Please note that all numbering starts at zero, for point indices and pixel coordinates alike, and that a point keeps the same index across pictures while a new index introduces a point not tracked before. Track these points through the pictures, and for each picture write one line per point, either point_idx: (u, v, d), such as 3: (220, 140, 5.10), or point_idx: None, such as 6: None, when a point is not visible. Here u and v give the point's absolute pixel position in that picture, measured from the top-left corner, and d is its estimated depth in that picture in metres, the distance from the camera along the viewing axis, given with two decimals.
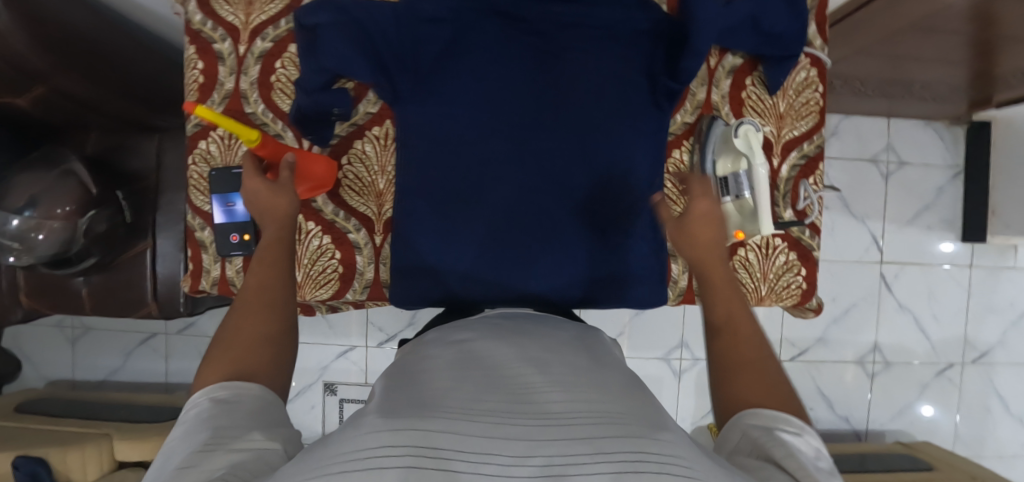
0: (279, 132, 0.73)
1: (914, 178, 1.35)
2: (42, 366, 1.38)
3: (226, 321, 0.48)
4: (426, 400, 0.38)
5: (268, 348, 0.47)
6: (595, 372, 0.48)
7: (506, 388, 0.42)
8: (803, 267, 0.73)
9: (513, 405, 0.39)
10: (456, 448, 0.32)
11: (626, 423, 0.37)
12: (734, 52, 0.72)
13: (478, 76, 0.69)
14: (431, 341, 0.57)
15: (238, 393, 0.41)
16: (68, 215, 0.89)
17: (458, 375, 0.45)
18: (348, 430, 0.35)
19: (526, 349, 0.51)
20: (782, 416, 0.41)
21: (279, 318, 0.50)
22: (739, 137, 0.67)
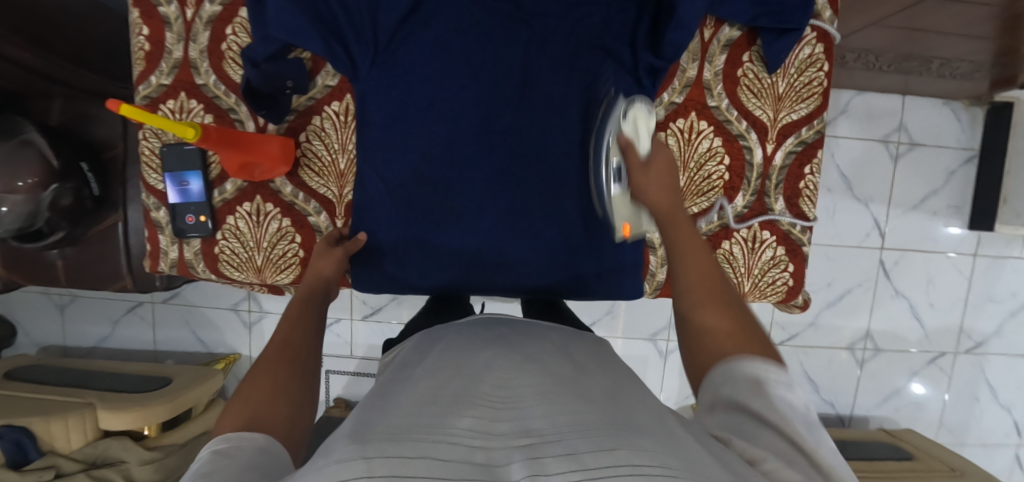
0: (233, 106, 0.68)
1: (925, 159, 1.27)
2: (33, 331, 1.39)
3: (249, 372, 0.46)
4: (395, 427, 0.38)
5: (284, 401, 0.44)
6: (572, 383, 0.48)
7: (476, 407, 0.42)
8: (790, 262, 0.69)
9: (483, 426, 0.39)
10: (432, 472, 0.31)
11: (603, 437, 0.36)
12: (731, 23, 0.64)
13: (440, 48, 0.64)
14: (415, 356, 0.57)
15: (241, 444, 0.38)
16: (32, 188, 0.85)
17: (424, 394, 0.45)
18: (318, 459, 0.34)
19: (513, 361, 0.52)
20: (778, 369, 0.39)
21: (303, 370, 0.48)
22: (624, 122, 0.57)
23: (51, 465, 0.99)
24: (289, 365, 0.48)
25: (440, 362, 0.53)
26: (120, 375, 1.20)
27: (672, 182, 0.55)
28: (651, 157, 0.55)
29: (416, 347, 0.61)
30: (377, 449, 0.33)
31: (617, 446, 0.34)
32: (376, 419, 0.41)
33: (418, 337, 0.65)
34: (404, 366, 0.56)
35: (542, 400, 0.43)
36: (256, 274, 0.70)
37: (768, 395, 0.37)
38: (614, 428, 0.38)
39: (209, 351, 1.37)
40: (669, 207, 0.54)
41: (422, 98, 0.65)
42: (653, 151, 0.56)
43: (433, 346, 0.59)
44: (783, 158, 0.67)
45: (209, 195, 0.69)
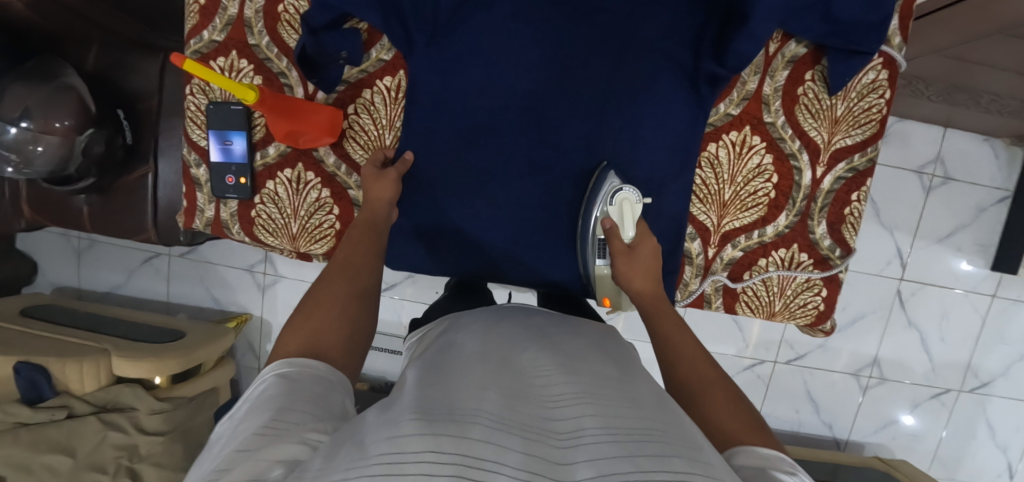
0: (283, 70, 0.67)
1: (956, 194, 1.26)
2: (49, 271, 1.41)
3: (312, 288, 0.53)
4: (459, 408, 0.37)
5: (342, 322, 0.49)
6: (620, 383, 0.45)
7: (532, 400, 0.41)
8: (824, 287, 0.68)
9: (535, 416, 0.38)
10: (498, 458, 0.31)
11: (650, 444, 0.35)
12: (798, 39, 0.63)
13: (500, 33, 0.63)
14: (462, 334, 0.56)
15: (303, 370, 0.42)
16: (66, 131, 0.85)
17: (481, 375, 0.44)
18: (385, 428, 0.34)
19: (560, 354, 0.50)
20: (778, 458, 0.38)
21: (359, 294, 0.53)
22: (608, 205, 0.60)
23: (65, 405, 1.01)
24: (352, 288, 0.53)
25: (489, 345, 0.51)
26: (135, 323, 1.21)
27: (654, 276, 0.58)
28: (632, 245, 0.59)
29: (455, 328, 0.59)
30: (443, 427, 0.33)
31: (668, 456, 0.34)
32: (435, 397, 0.40)
33: (452, 317, 0.63)
34: (448, 345, 0.55)
35: (582, 394, 0.41)
36: (290, 242, 0.70)
37: (773, 477, 0.35)
38: (653, 438, 0.35)
39: (222, 308, 1.38)
40: (652, 301, 0.55)
41: (476, 82, 0.64)
42: (638, 238, 0.59)
43: (478, 327, 0.57)
44: (831, 182, 0.67)
45: (251, 157, 0.68)
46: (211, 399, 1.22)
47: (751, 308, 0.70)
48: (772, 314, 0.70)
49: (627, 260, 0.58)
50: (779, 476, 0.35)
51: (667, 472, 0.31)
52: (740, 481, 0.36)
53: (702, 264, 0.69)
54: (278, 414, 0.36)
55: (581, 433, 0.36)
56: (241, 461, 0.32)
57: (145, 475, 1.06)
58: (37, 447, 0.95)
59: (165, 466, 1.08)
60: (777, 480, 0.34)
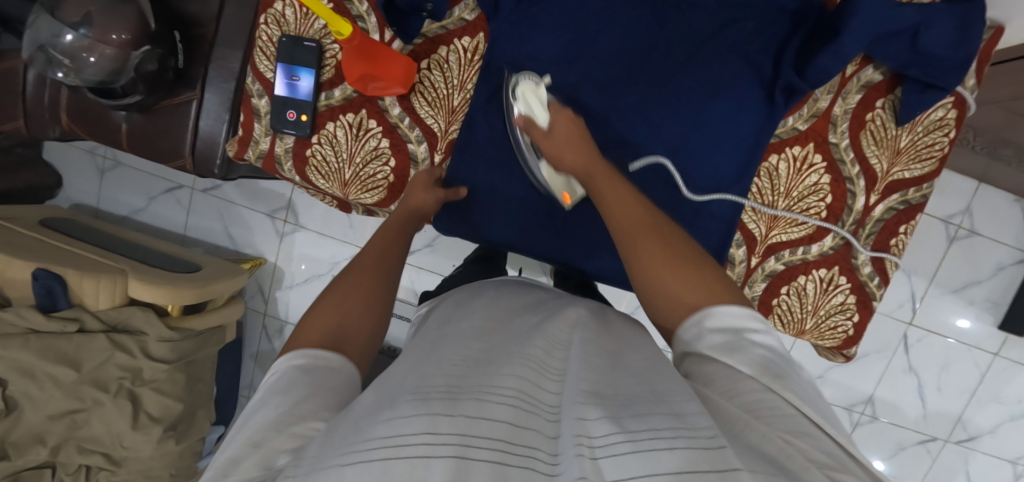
0: (362, 14, 0.66)
1: (979, 249, 1.28)
2: (70, 187, 1.41)
3: (337, 276, 0.54)
4: (452, 383, 0.37)
5: (368, 319, 0.50)
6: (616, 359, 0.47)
7: (525, 365, 0.40)
8: (857, 313, 0.69)
9: (530, 387, 0.38)
10: (489, 437, 0.31)
11: (642, 405, 0.35)
12: (877, 65, 0.64)
13: (584, 13, 0.64)
14: (457, 314, 0.55)
15: (318, 360, 0.44)
16: (123, 44, 0.85)
17: (471, 353, 0.44)
18: (380, 412, 0.33)
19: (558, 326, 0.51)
20: (748, 319, 0.43)
21: (385, 287, 0.53)
22: (517, 101, 0.61)
23: (76, 318, 1.00)
24: (379, 282, 0.53)
25: (484, 323, 0.51)
26: (150, 250, 1.21)
27: (585, 144, 0.56)
28: (551, 126, 0.58)
29: (453, 307, 0.59)
30: (440, 406, 0.33)
31: (660, 414, 0.33)
32: (430, 371, 0.40)
33: (450, 299, 0.63)
34: (444, 321, 0.54)
35: (587, 367, 0.41)
36: (340, 187, 0.71)
37: (746, 348, 0.41)
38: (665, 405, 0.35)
39: (237, 249, 1.38)
40: (590, 166, 0.54)
41: (554, 57, 0.65)
42: (553, 119, 0.58)
43: (475, 304, 0.57)
44: (882, 211, 0.67)
45: (316, 96, 0.68)
46: (219, 336, 1.21)
47: (782, 322, 0.71)
48: (801, 332, 0.72)
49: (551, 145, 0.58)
50: (752, 341, 0.42)
51: (655, 430, 0.31)
52: (708, 348, 0.42)
53: (744, 270, 0.70)
54: (291, 408, 0.37)
55: (571, 398, 0.36)
56: (255, 454, 0.34)
57: (144, 400, 1.07)
58: (45, 355, 0.95)
59: (166, 394, 1.08)
60: (751, 352, 0.41)
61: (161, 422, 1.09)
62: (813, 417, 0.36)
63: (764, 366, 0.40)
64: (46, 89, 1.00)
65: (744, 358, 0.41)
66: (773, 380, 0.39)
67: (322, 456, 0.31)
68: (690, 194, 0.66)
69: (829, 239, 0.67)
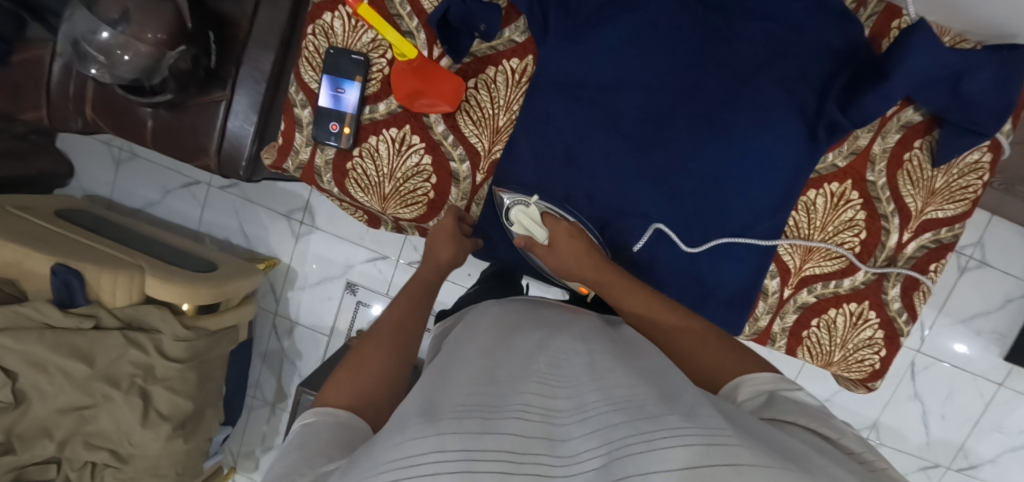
0: (411, 30, 0.66)
1: (989, 281, 1.30)
2: (83, 177, 1.39)
3: (353, 349, 0.53)
4: (462, 401, 0.38)
5: (385, 384, 0.49)
6: (628, 356, 0.47)
7: (532, 383, 0.42)
8: (885, 348, 0.70)
9: (538, 402, 0.39)
10: (496, 448, 0.32)
11: (654, 406, 0.35)
12: (917, 107, 0.65)
13: (632, 40, 0.65)
14: (470, 331, 0.57)
15: (324, 418, 0.44)
16: (158, 42, 0.85)
17: (478, 368, 0.45)
18: (393, 432, 0.34)
19: (564, 338, 0.52)
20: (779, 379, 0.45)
21: (402, 356, 0.53)
22: (512, 223, 0.68)
23: (93, 315, 0.99)
24: (397, 352, 0.53)
25: (493, 338, 0.52)
26: (165, 246, 1.21)
27: (587, 247, 0.63)
28: (551, 240, 0.66)
29: (463, 328, 0.60)
30: (450, 423, 0.34)
31: (670, 413, 0.33)
32: (439, 391, 0.41)
33: (467, 316, 0.66)
34: (455, 341, 0.55)
35: (593, 375, 0.42)
36: (379, 201, 0.71)
37: (788, 399, 0.42)
38: (670, 403, 0.35)
39: (251, 247, 1.37)
40: (597, 271, 0.61)
41: (599, 83, 0.66)
42: (551, 231, 0.66)
43: (483, 323, 0.58)
44: (914, 249, 0.68)
45: (360, 109, 0.68)
46: (231, 336, 1.20)
47: (810, 354, 0.72)
48: (827, 364, 0.73)
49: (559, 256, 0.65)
50: (789, 396, 0.43)
51: (667, 430, 0.31)
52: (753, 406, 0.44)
53: (776, 301, 0.71)
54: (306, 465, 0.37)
55: (583, 410, 0.37)
56: None
57: (155, 398, 1.05)
58: (59, 349, 0.93)
59: (177, 392, 1.07)
60: (794, 404, 0.42)
61: (171, 421, 1.08)
62: (853, 453, 0.36)
63: (806, 411, 0.41)
64: (71, 80, 0.98)
65: (801, 413, 0.40)
66: (816, 423, 0.40)
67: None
68: (687, 248, 0.69)
69: (858, 275, 0.68)
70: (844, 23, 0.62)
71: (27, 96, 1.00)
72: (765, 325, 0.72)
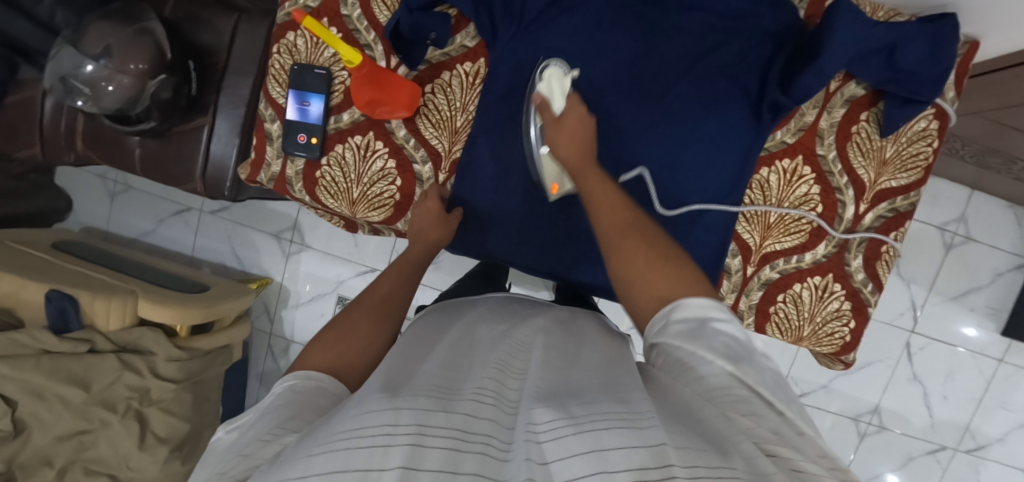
0: (369, 43, 0.70)
1: (976, 256, 1.30)
2: (81, 211, 1.44)
3: (343, 314, 0.56)
4: (423, 384, 0.40)
5: (366, 355, 0.52)
6: (575, 358, 0.51)
7: (489, 370, 0.45)
8: (853, 319, 0.71)
9: (489, 386, 0.42)
10: (445, 428, 0.33)
11: (592, 396, 0.38)
12: (858, 81, 0.67)
13: (579, 36, 0.67)
14: (438, 329, 0.60)
15: (305, 383, 0.46)
16: (139, 73, 0.89)
17: (441, 362, 0.47)
18: (351, 409, 0.35)
19: (519, 339, 0.55)
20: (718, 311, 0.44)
21: (384, 329, 0.56)
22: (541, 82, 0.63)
23: (88, 339, 1.02)
24: (379, 323, 0.56)
25: (458, 339, 0.55)
26: (159, 271, 1.24)
27: (585, 135, 0.59)
28: (562, 113, 0.61)
29: (432, 324, 0.62)
30: (406, 402, 0.35)
31: (607, 406, 0.35)
32: (401, 377, 0.42)
33: (434, 312, 0.68)
34: (424, 334, 0.57)
35: (545, 366, 0.46)
36: (348, 206, 0.73)
37: (714, 331, 0.42)
38: (610, 395, 0.38)
39: (244, 269, 1.40)
40: (580, 161, 0.58)
41: None
42: (567, 109, 0.61)
43: (452, 327, 0.61)
44: (872, 220, 0.69)
45: (326, 120, 0.71)
46: (224, 357, 1.22)
47: (779, 330, 0.73)
48: (799, 339, 0.73)
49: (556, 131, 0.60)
50: (715, 329, 0.42)
51: (602, 418, 0.33)
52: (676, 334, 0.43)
53: (740, 279, 0.72)
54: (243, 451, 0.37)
55: (533, 394, 0.40)
56: (240, 462, 0.35)
57: (151, 420, 1.07)
58: (54, 376, 0.96)
59: (172, 413, 1.09)
60: (715, 337, 0.41)
61: (168, 443, 1.10)
62: (771, 399, 0.37)
63: (726, 349, 0.40)
64: (62, 116, 1.03)
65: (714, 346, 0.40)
66: (732, 361, 0.39)
67: (285, 461, 0.31)
68: (662, 209, 0.69)
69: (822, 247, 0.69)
70: (778, 8, 0.65)
71: (22, 134, 1.05)
72: (732, 304, 0.73)
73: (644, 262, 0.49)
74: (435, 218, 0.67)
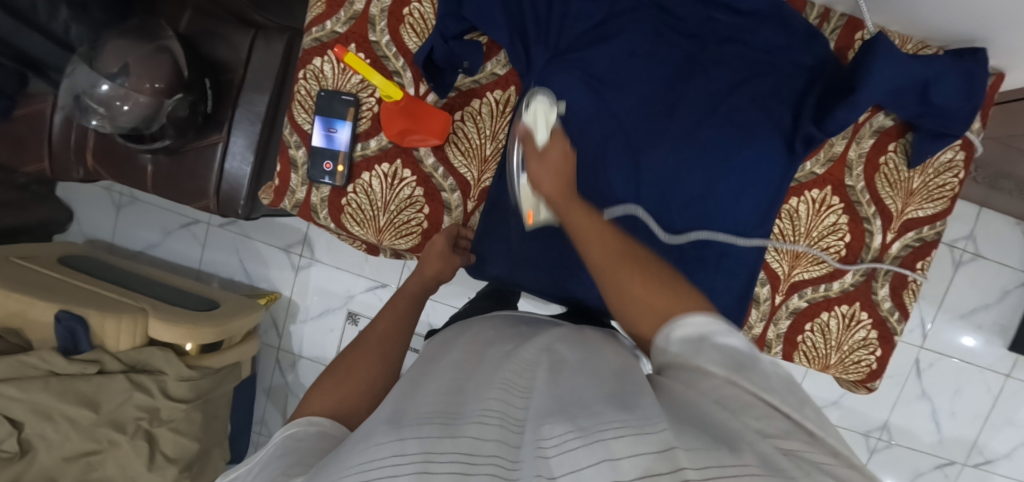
0: (398, 69, 0.69)
1: (985, 273, 1.31)
2: (84, 223, 1.41)
3: (346, 353, 0.56)
4: (428, 411, 0.39)
5: (366, 397, 0.51)
6: (591, 360, 0.48)
7: (496, 385, 0.43)
8: (880, 347, 0.71)
9: (499, 403, 0.40)
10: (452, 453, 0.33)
11: (599, 400, 0.36)
12: (887, 112, 0.67)
13: (610, 67, 0.66)
14: (447, 345, 0.58)
15: (305, 429, 0.45)
16: (155, 93, 0.88)
17: (447, 383, 0.45)
18: (359, 444, 0.35)
19: (527, 346, 0.52)
20: (719, 325, 0.40)
21: (387, 365, 0.55)
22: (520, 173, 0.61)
23: (97, 360, 1.00)
24: (381, 362, 0.55)
25: (464, 355, 0.53)
26: (168, 287, 1.22)
27: (564, 173, 0.56)
28: (543, 146, 0.58)
29: (440, 344, 0.61)
30: (412, 431, 0.35)
31: (614, 407, 0.34)
32: (406, 404, 0.41)
33: (443, 334, 0.65)
34: (432, 356, 0.56)
35: (554, 376, 0.43)
36: (374, 233, 0.72)
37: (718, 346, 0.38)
38: (613, 396, 0.36)
39: (252, 283, 1.39)
40: (561, 194, 0.54)
41: (580, 110, 0.67)
42: (549, 142, 0.58)
43: (457, 341, 0.59)
44: (898, 249, 0.70)
45: (352, 147, 0.70)
46: (235, 373, 1.21)
47: (806, 358, 0.73)
48: (825, 367, 0.73)
49: (536, 161, 0.57)
50: (720, 343, 0.38)
51: (609, 420, 0.31)
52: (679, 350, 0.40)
53: (768, 308, 0.72)
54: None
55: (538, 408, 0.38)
56: None
57: (161, 440, 1.04)
58: (64, 396, 0.94)
59: (183, 433, 1.07)
60: (725, 352, 0.38)
61: (177, 463, 1.07)
62: (778, 405, 0.35)
63: (729, 361, 0.37)
64: (72, 131, 1.01)
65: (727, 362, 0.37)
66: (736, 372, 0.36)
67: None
68: (668, 235, 0.68)
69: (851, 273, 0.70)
70: (811, 40, 0.65)
71: (31, 148, 1.03)
72: (760, 333, 0.72)
73: (635, 284, 0.45)
74: (438, 256, 0.67)
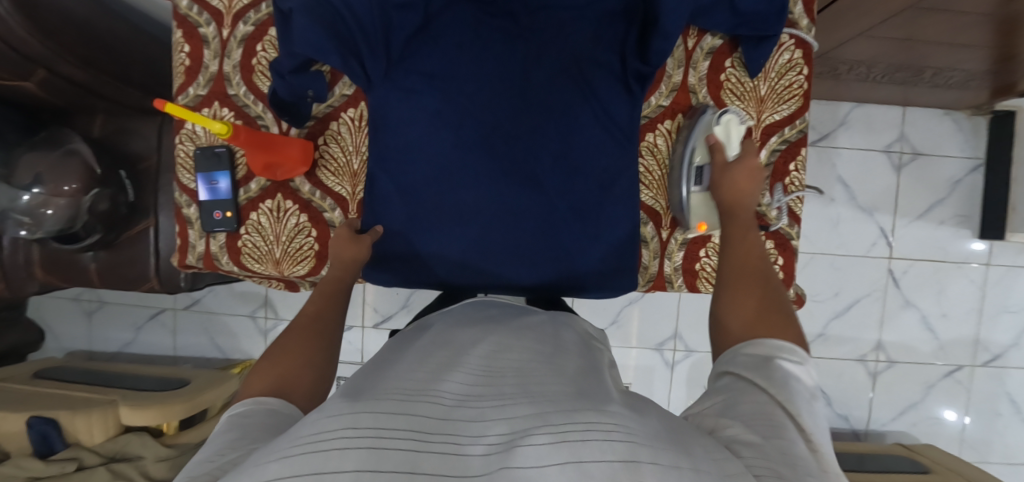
0: (260, 113, 0.75)
1: (928, 168, 1.29)
2: (62, 337, 1.47)
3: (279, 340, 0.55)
4: (396, 389, 0.39)
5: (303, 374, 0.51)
6: (557, 357, 0.51)
7: (460, 374, 0.44)
8: (780, 256, 0.71)
9: (468, 386, 0.41)
10: (414, 430, 0.31)
11: (570, 402, 0.37)
12: (712, 33, 0.70)
13: (446, 58, 0.70)
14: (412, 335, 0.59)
15: (253, 406, 0.44)
16: (74, 193, 0.93)
17: (417, 366, 0.46)
18: (314, 416, 0.33)
19: (494, 334, 0.55)
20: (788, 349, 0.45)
21: (321, 344, 0.56)
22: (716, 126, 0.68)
23: (75, 457, 1.04)
24: (315, 341, 0.55)
25: (434, 341, 0.54)
26: (141, 376, 1.25)
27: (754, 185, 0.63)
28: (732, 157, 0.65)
29: (411, 332, 0.61)
30: (367, 406, 0.34)
31: (580, 409, 0.34)
32: (379, 385, 0.41)
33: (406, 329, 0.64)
34: (406, 339, 0.58)
35: (523, 371, 0.46)
36: (274, 267, 0.76)
37: (775, 365, 0.43)
38: (583, 396, 0.38)
39: (227, 356, 1.42)
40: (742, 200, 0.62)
41: (430, 107, 0.70)
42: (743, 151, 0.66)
43: (423, 336, 0.58)
44: (767, 156, 0.71)
45: (235, 193, 0.75)
46: None
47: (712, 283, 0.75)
48: None
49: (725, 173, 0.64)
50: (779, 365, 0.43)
51: (585, 422, 0.31)
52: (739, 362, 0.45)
53: (658, 245, 0.76)
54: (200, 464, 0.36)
55: (511, 396, 0.39)
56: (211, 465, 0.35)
57: None
58: None
59: None
60: (781, 372, 0.42)
61: None
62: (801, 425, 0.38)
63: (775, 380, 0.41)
64: (17, 249, 1.08)
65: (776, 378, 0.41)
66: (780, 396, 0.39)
67: (245, 466, 0.29)
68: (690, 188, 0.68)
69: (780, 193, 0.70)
70: None
71: None
72: (657, 271, 0.76)
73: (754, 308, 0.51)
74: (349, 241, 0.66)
